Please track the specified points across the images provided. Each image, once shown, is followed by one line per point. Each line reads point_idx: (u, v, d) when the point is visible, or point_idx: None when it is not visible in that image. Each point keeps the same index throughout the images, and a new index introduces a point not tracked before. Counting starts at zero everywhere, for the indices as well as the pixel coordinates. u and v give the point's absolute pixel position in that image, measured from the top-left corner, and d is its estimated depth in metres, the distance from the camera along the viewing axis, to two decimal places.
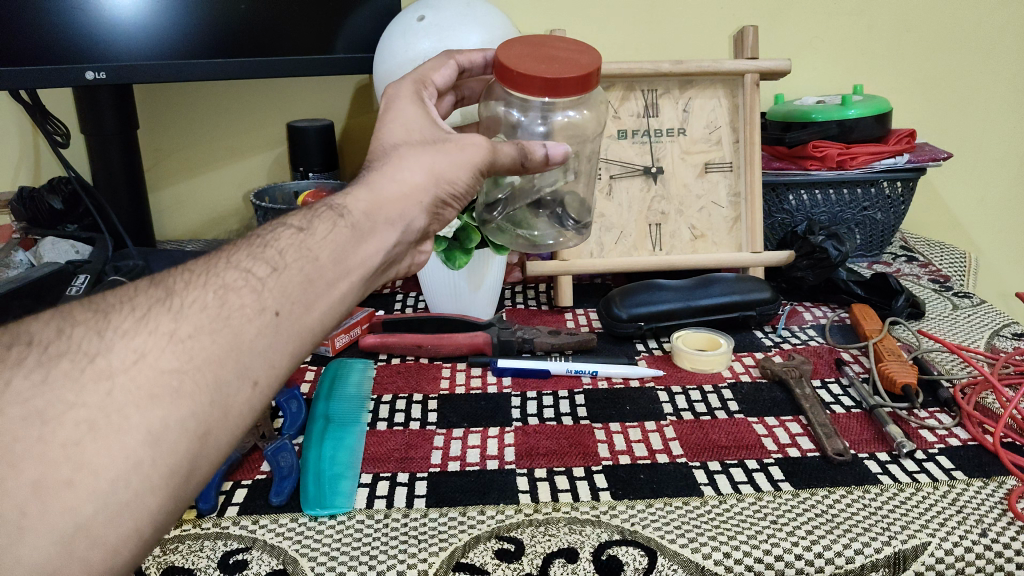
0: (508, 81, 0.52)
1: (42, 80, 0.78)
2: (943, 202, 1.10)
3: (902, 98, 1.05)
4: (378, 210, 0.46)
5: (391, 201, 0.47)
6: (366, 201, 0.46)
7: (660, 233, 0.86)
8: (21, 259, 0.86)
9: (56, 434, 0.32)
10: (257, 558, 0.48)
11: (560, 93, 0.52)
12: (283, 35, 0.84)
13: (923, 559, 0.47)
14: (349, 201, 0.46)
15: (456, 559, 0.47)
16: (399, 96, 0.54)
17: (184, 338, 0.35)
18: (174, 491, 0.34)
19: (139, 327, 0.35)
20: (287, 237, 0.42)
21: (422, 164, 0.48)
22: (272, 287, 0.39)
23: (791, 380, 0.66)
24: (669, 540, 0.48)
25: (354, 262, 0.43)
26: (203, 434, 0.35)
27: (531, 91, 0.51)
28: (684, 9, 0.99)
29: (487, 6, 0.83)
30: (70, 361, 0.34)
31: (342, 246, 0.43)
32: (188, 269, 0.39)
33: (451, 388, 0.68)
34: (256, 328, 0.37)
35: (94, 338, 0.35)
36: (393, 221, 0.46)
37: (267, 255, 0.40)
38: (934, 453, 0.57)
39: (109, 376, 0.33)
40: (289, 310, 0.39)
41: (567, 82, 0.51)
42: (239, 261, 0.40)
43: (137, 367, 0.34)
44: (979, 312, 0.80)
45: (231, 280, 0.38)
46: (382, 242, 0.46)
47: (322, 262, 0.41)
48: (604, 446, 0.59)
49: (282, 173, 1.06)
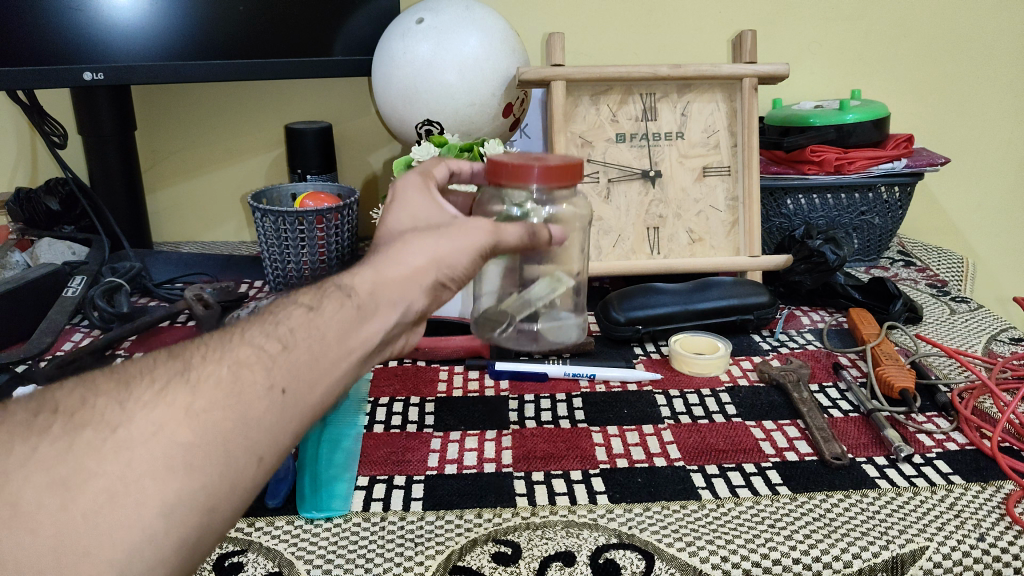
0: (500, 173, 0.54)
1: (37, 80, 0.78)
2: (941, 208, 1.10)
3: (900, 109, 1.05)
4: (377, 281, 0.45)
5: (393, 279, 0.45)
6: (369, 278, 0.45)
7: (658, 236, 0.85)
8: (17, 260, 0.84)
9: (77, 502, 0.31)
10: (253, 561, 0.47)
11: (553, 178, 0.53)
12: (286, 38, 0.84)
13: (921, 563, 0.47)
14: (353, 279, 0.45)
15: (453, 563, 0.47)
16: (405, 189, 0.52)
17: (201, 412, 0.35)
18: (180, 564, 0.33)
19: (159, 398, 0.35)
20: (298, 315, 0.42)
21: (427, 248, 0.47)
22: (282, 364, 0.39)
23: (789, 384, 0.66)
24: (667, 544, 0.48)
25: (354, 343, 0.42)
26: (210, 509, 0.34)
27: (524, 175, 0.52)
28: (683, 13, 0.99)
29: (486, 8, 0.83)
30: (93, 430, 0.33)
31: (347, 321, 0.43)
32: (203, 344, 0.39)
33: (449, 391, 0.68)
34: (265, 405, 0.37)
35: (115, 408, 0.34)
36: (393, 302, 0.45)
37: (278, 332, 0.40)
38: (932, 457, 0.57)
39: (129, 447, 0.33)
40: (296, 389, 0.39)
41: (555, 168, 0.52)
42: (252, 338, 0.39)
43: (155, 438, 0.34)
44: (976, 316, 0.80)
45: (245, 356, 0.38)
46: (383, 314, 0.45)
47: (328, 339, 0.41)
48: (602, 450, 0.59)
49: (280, 175, 1.06)
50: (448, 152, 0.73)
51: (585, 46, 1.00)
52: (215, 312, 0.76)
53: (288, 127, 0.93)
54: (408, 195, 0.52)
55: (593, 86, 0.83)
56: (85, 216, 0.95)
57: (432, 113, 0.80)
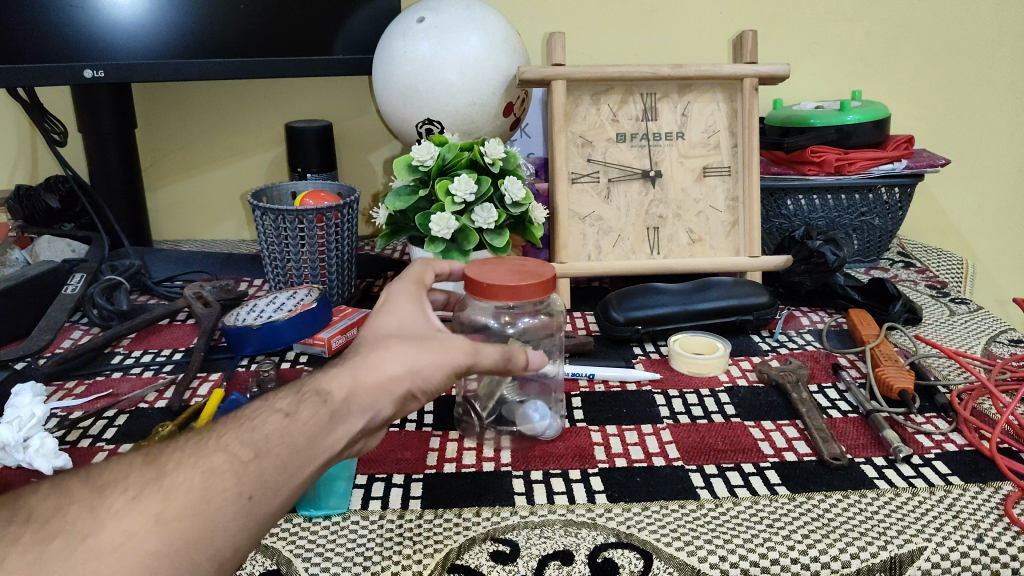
0: (475, 290, 0.58)
1: (36, 77, 0.78)
2: (941, 210, 1.10)
3: (900, 110, 1.05)
4: (353, 388, 0.43)
5: (369, 385, 0.43)
6: (344, 381, 0.43)
7: (658, 236, 0.85)
8: (17, 258, 0.85)
9: None
10: (251, 558, 0.47)
11: (522, 297, 0.58)
12: (286, 36, 0.84)
13: (919, 564, 0.47)
14: (330, 381, 0.43)
15: (452, 561, 0.47)
16: (395, 295, 0.50)
17: (169, 520, 0.35)
18: None
19: (130, 506, 0.35)
20: (269, 422, 0.40)
21: (403, 355, 0.44)
22: (252, 472, 0.37)
23: (788, 384, 0.66)
24: (665, 544, 0.48)
25: (320, 449, 0.40)
26: None
27: (496, 294, 0.58)
28: (684, 13, 0.99)
29: (486, 7, 0.83)
30: (62, 540, 0.34)
31: (318, 426, 0.40)
32: (179, 446, 0.39)
33: (448, 390, 0.68)
34: (228, 514, 0.36)
35: (87, 516, 0.35)
36: (364, 409, 0.42)
37: (253, 439, 0.39)
38: (931, 458, 0.57)
39: (96, 556, 0.33)
40: (262, 495, 0.37)
41: (526, 288, 0.57)
42: (226, 444, 0.38)
43: (120, 550, 0.34)
44: (976, 318, 0.80)
45: (217, 462, 0.37)
46: (354, 419, 0.42)
47: (299, 447, 0.39)
48: (601, 449, 0.59)
49: (281, 174, 1.06)
50: (447, 152, 0.73)
51: (585, 45, 1.00)
52: (214, 309, 0.76)
53: (288, 125, 0.93)
54: (395, 300, 0.50)
55: (593, 86, 0.83)
56: (84, 214, 0.95)
57: (433, 113, 0.80)
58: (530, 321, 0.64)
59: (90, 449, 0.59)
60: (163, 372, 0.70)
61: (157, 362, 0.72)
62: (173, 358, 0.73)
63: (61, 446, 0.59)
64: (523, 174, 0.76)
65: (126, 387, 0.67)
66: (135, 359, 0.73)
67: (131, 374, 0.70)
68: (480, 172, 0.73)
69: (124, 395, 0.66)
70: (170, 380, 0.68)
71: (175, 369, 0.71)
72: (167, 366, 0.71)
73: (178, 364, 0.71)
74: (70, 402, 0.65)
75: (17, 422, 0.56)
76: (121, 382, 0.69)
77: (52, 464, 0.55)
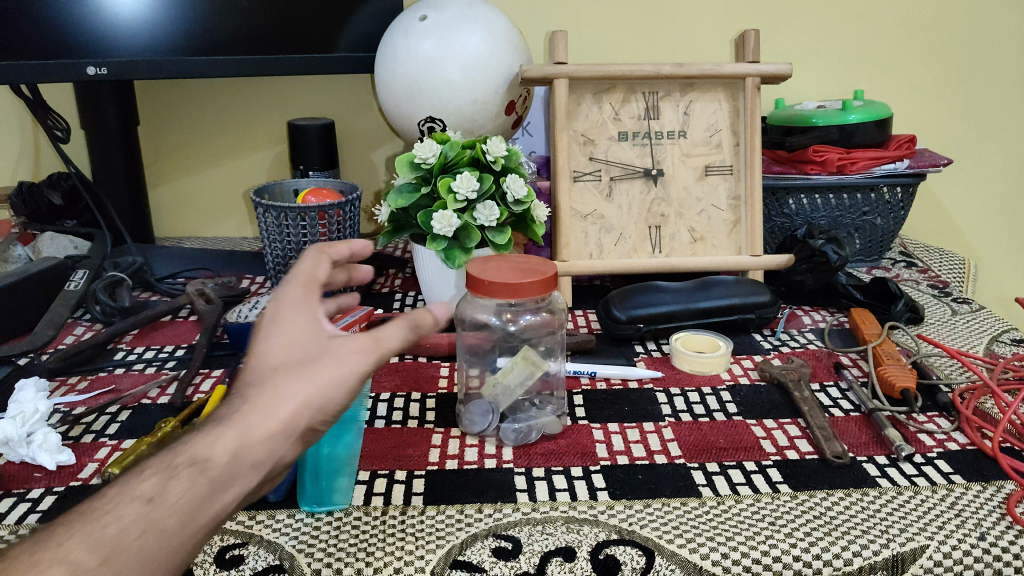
0: (475, 287, 0.59)
1: (39, 74, 0.78)
2: (943, 209, 1.10)
3: (903, 110, 1.05)
4: (239, 444, 0.36)
5: (259, 438, 0.37)
6: (228, 439, 0.36)
7: (660, 235, 0.85)
8: (19, 254, 0.84)
9: None
10: (254, 554, 0.47)
11: (522, 294, 0.58)
12: (288, 34, 0.84)
13: (921, 562, 0.47)
14: (209, 443, 0.36)
15: (454, 557, 0.47)
16: (282, 309, 0.42)
17: None
18: None
19: None
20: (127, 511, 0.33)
21: (297, 392, 0.38)
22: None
23: (790, 383, 0.66)
24: (667, 541, 0.48)
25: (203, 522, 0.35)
26: None
27: (496, 291, 0.58)
28: (686, 13, 0.99)
29: (489, 5, 0.83)
30: None
31: (194, 500, 0.35)
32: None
33: (450, 387, 0.68)
34: None
35: None
36: (259, 464, 0.37)
37: (107, 535, 0.33)
38: (933, 456, 0.57)
39: None
40: None
41: (527, 285, 0.57)
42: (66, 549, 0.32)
43: None
44: (977, 317, 0.80)
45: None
46: (245, 479, 0.36)
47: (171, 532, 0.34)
48: (603, 446, 0.59)
49: (282, 171, 1.06)
50: (449, 150, 0.73)
51: (587, 45, 1.00)
52: (217, 306, 0.75)
53: (290, 123, 0.93)
54: (282, 316, 0.42)
55: (595, 84, 0.83)
56: (87, 211, 0.95)
57: (435, 110, 0.80)
58: (531, 318, 0.64)
59: (93, 444, 0.59)
60: (166, 368, 0.70)
61: (159, 358, 0.72)
62: (175, 354, 0.73)
63: (64, 441, 0.59)
64: (525, 171, 0.76)
65: (129, 383, 0.67)
66: (138, 355, 0.73)
67: (133, 370, 0.70)
68: (482, 171, 0.73)
69: (126, 391, 0.66)
70: (173, 375, 0.68)
71: (178, 365, 0.71)
72: (170, 362, 0.72)
73: (181, 360, 0.72)
74: (73, 397, 0.65)
75: (19, 416, 0.57)
76: (124, 377, 0.69)
77: (56, 458, 0.55)
